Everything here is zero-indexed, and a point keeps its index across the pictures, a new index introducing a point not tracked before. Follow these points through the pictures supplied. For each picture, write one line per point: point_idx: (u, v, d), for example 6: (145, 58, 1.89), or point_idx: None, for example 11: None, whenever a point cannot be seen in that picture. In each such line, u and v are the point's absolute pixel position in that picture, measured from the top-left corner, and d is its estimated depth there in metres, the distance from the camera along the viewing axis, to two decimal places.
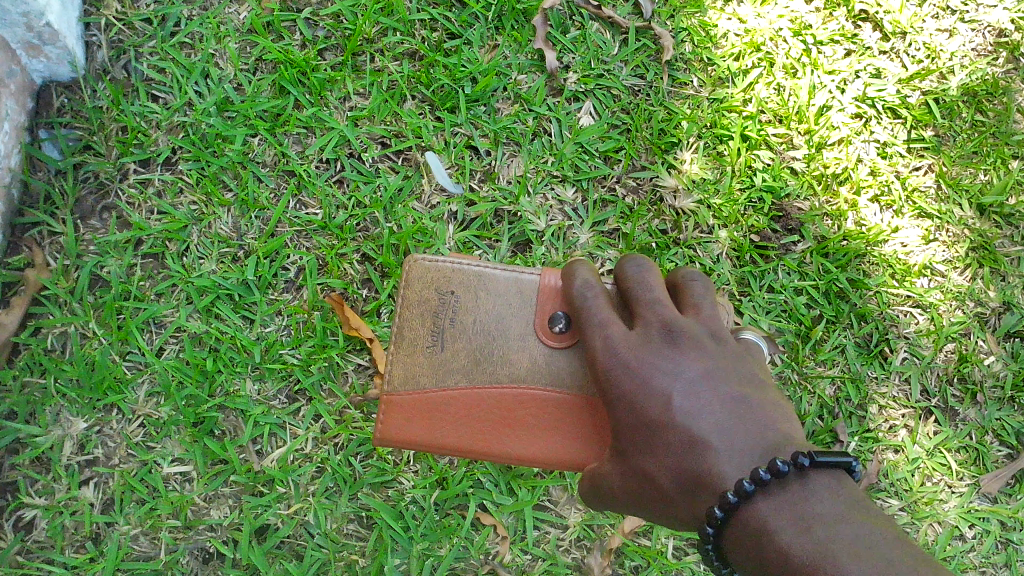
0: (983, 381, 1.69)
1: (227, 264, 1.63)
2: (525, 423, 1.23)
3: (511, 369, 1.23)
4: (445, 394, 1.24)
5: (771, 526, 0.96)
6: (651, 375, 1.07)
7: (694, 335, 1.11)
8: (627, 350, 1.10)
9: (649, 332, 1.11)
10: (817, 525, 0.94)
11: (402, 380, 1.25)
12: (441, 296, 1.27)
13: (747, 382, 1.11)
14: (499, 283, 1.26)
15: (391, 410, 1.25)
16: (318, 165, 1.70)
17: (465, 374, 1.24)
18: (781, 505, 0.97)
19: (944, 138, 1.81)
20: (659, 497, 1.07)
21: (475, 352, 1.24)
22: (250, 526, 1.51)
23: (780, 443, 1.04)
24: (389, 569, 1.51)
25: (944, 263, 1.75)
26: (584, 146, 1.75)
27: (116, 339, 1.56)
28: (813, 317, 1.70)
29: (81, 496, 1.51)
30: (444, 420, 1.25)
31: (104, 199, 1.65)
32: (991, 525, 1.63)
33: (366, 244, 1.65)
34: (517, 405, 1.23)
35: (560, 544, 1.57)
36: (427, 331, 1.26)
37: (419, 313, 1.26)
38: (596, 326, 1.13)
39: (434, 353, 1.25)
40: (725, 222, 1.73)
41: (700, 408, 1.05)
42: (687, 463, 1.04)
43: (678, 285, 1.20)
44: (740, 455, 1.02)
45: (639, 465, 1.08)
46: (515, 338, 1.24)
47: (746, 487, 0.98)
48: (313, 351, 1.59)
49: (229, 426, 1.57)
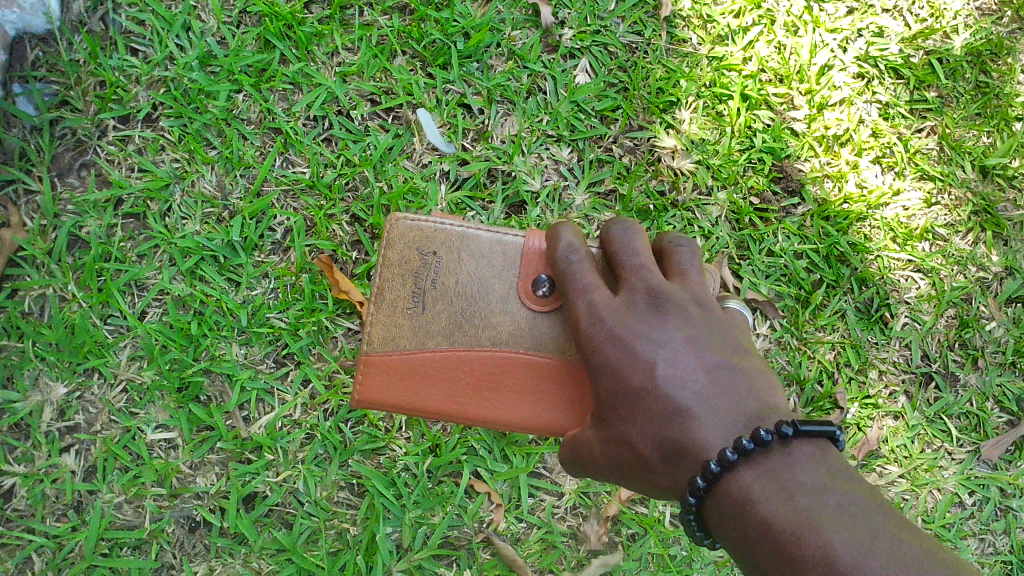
0: (984, 347, 1.67)
1: (212, 224, 1.57)
2: (508, 388, 1.18)
3: (493, 333, 1.17)
4: (426, 356, 1.18)
5: (754, 496, 0.92)
6: (636, 342, 1.02)
7: (681, 301, 1.06)
8: (610, 316, 1.05)
9: (633, 298, 1.05)
10: (799, 495, 0.90)
11: (381, 341, 1.19)
12: (423, 256, 1.20)
13: (734, 349, 1.06)
14: (483, 244, 1.20)
15: (369, 370, 1.19)
16: (305, 122, 1.64)
17: (446, 337, 1.18)
18: (764, 473, 0.93)
19: (948, 99, 1.76)
20: (640, 466, 1.02)
21: (456, 315, 1.18)
22: (238, 494, 1.47)
23: (764, 413, 0.99)
24: (381, 538, 1.48)
25: (946, 227, 1.71)
26: (579, 105, 1.69)
27: (97, 302, 1.51)
28: (813, 281, 1.66)
29: (62, 464, 1.46)
30: (424, 382, 1.19)
31: (82, 156, 1.58)
32: (990, 492, 1.62)
33: (356, 205, 1.60)
34: (498, 369, 1.17)
35: (556, 512, 1.53)
36: (408, 291, 1.19)
37: (399, 273, 1.19)
38: (579, 291, 1.08)
39: (414, 314, 1.19)
40: (724, 183, 1.68)
41: (687, 375, 1.00)
42: (671, 432, 0.98)
43: (663, 250, 1.15)
44: (722, 422, 0.97)
45: (620, 433, 1.02)
46: (497, 300, 1.18)
47: (729, 456, 0.93)
48: (301, 315, 1.54)
49: (215, 392, 1.52)
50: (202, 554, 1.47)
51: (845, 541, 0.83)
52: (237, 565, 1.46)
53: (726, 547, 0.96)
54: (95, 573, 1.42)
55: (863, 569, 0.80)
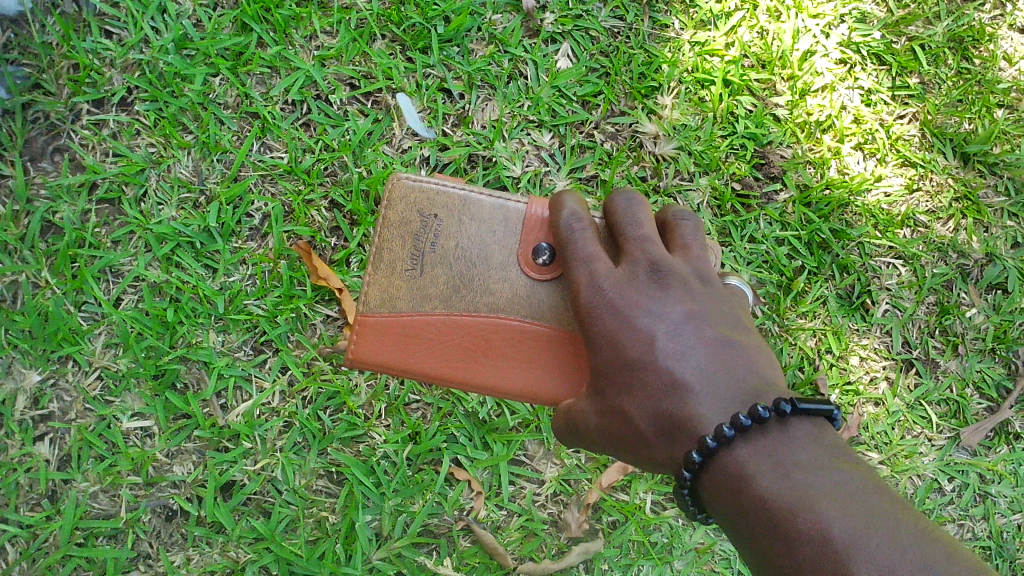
0: (964, 334, 1.67)
1: (188, 210, 1.55)
2: (503, 355, 1.17)
3: (490, 300, 1.16)
4: (422, 319, 1.17)
5: (749, 472, 0.91)
6: (636, 314, 1.01)
7: (683, 276, 1.05)
8: (612, 287, 1.03)
9: (636, 269, 1.04)
10: (796, 471, 0.89)
11: (378, 302, 1.18)
12: (423, 218, 1.17)
13: (733, 324, 1.05)
14: (485, 209, 1.17)
15: (364, 331, 1.18)
16: (283, 106, 1.62)
17: (443, 302, 1.16)
18: (760, 450, 0.92)
19: (929, 85, 1.76)
20: (636, 437, 1.01)
21: (454, 279, 1.16)
22: (215, 482, 1.45)
23: (762, 389, 0.98)
24: (360, 526, 1.46)
25: (927, 214, 1.71)
26: (561, 90, 1.68)
27: (71, 288, 1.48)
28: (794, 268, 1.66)
29: (36, 453, 1.44)
30: (419, 345, 1.18)
31: (56, 140, 1.56)
32: (970, 478, 1.62)
33: (335, 190, 1.58)
34: (494, 337, 1.16)
35: (536, 500, 1.53)
36: (407, 253, 1.17)
37: (398, 234, 1.17)
38: (581, 260, 1.06)
39: (412, 276, 1.17)
40: (706, 169, 1.67)
41: (686, 349, 0.99)
42: (667, 404, 0.98)
43: (666, 224, 1.14)
44: (721, 398, 0.96)
45: (616, 404, 1.01)
46: (496, 268, 1.16)
47: (725, 432, 0.92)
48: (279, 302, 1.52)
49: (191, 379, 1.50)
50: (179, 543, 1.45)
51: (840, 519, 0.83)
52: (214, 554, 1.44)
53: (719, 523, 0.95)
54: (70, 563, 1.40)
55: (858, 546, 0.80)
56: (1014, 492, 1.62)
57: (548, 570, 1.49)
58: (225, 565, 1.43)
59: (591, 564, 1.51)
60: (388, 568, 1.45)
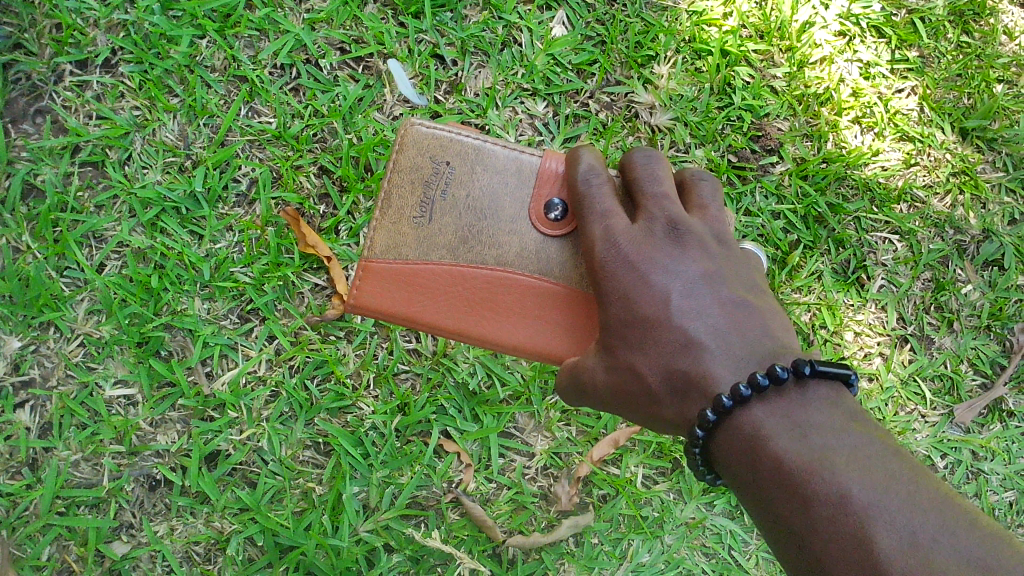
0: (960, 310, 1.66)
1: (174, 174, 1.52)
2: (508, 310, 1.15)
3: (499, 254, 1.13)
4: (428, 269, 1.14)
5: (766, 432, 0.90)
6: (652, 271, 0.98)
7: (701, 236, 1.02)
8: (628, 243, 1.00)
9: (653, 227, 1.01)
10: (813, 433, 0.88)
11: (385, 248, 1.15)
12: (435, 165, 1.14)
13: (749, 287, 1.03)
14: (499, 161, 1.14)
15: (369, 276, 1.15)
16: (272, 70, 1.59)
17: (450, 252, 1.14)
18: (778, 411, 0.91)
19: (928, 59, 1.74)
20: (645, 393, 0.99)
21: (463, 231, 1.14)
22: (200, 452, 1.42)
23: (777, 351, 0.97)
24: (347, 498, 1.43)
25: (924, 190, 1.69)
26: (556, 58, 1.65)
27: (53, 253, 1.45)
28: (790, 242, 1.63)
29: (16, 420, 1.41)
30: (422, 295, 1.16)
31: (37, 102, 1.52)
32: (963, 455, 1.61)
33: (324, 156, 1.55)
34: (500, 292, 1.14)
35: (526, 473, 1.51)
36: (416, 200, 1.14)
37: (409, 181, 1.14)
38: (598, 215, 1.03)
39: (421, 225, 1.14)
40: (702, 140, 1.65)
41: (702, 308, 0.97)
42: (679, 362, 0.96)
43: (684, 184, 1.11)
44: (734, 357, 0.95)
45: (625, 360, 0.99)
46: (506, 222, 1.14)
47: (742, 391, 0.90)
48: (267, 269, 1.49)
49: (176, 347, 1.47)
50: (163, 513, 1.42)
51: (860, 481, 0.82)
52: (198, 524, 1.42)
53: (731, 483, 0.94)
54: (51, 532, 1.38)
55: (879, 508, 0.79)
56: (1007, 469, 1.61)
57: (538, 544, 1.46)
58: (210, 535, 1.41)
59: (580, 538, 1.49)
60: (375, 539, 1.43)
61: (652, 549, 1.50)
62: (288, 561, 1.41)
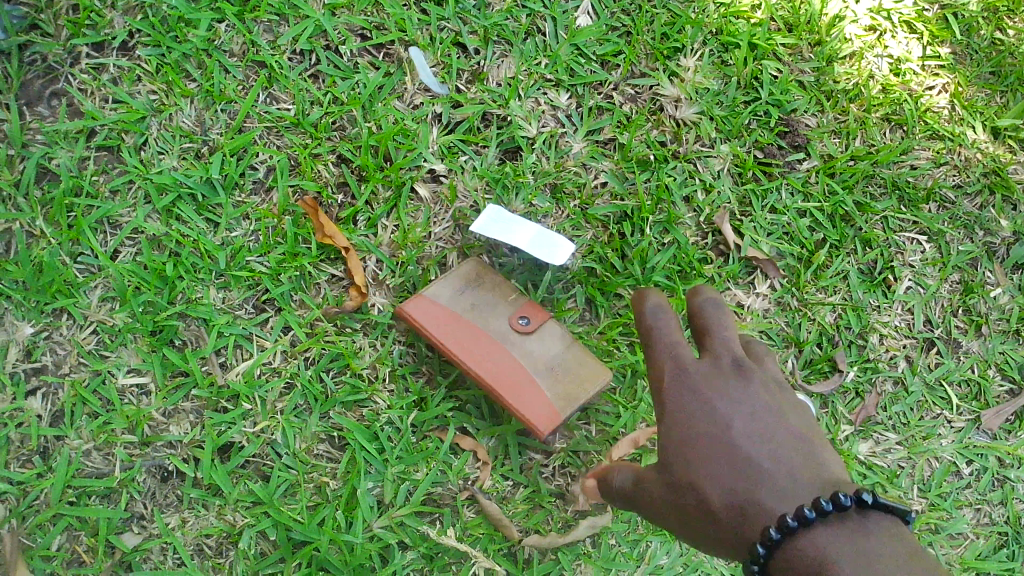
0: (988, 314, 1.62)
1: (190, 160, 1.49)
2: (524, 368, 1.38)
3: (499, 326, 1.41)
4: (460, 330, 1.38)
5: (830, 556, 0.85)
6: (719, 400, 1.02)
7: (764, 377, 1.06)
8: (697, 374, 1.04)
9: (721, 363, 1.05)
10: (878, 562, 0.83)
11: (426, 312, 1.38)
12: (455, 335, 1.38)
13: (807, 427, 1.03)
14: (491, 305, 1.43)
15: (419, 331, 1.37)
16: (292, 56, 1.56)
17: (472, 322, 1.40)
18: (841, 537, 0.86)
19: (961, 56, 1.71)
20: (703, 512, 0.96)
21: (477, 336, 1.38)
22: (213, 443, 1.40)
23: (839, 481, 0.95)
24: (362, 493, 1.41)
25: (954, 190, 1.65)
26: (580, 49, 1.62)
27: (67, 239, 1.43)
28: (816, 240, 1.60)
29: (28, 408, 1.38)
30: (459, 345, 1.37)
31: (53, 84, 1.49)
32: (989, 461, 1.56)
33: (343, 145, 1.53)
34: (516, 357, 1.39)
35: (544, 471, 1.48)
36: (438, 294, 1.41)
37: (433, 291, 1.41)
38: (667, 346, 1.09)
39: (447, 305, 1.40)
40: (728, 136, 1.62)
41: (765, 431, 0.99)
42: (741, 494, 0.94)
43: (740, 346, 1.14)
44: (800, 477, 0.94)
45: (691, 476, 0.98)
46: (494, 317, 1.42)
47: (806, 514, 0.87)
48: (283, 259, 1.47)
49: (190, 336, 1.44)
50: (174, 505, 1.40)
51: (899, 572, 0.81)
52: (210, 517, 1.39)
53: None
54: (61, 523, 1.35)
55: None
56: None
57: (555, 544, 1.43)
58: (222, 528, 1.38)
59: (597, 539, 1.46)
60: (390, 536, 1.40)
61: (670, 551, 1.47)
62: (300, 556, 1.37)
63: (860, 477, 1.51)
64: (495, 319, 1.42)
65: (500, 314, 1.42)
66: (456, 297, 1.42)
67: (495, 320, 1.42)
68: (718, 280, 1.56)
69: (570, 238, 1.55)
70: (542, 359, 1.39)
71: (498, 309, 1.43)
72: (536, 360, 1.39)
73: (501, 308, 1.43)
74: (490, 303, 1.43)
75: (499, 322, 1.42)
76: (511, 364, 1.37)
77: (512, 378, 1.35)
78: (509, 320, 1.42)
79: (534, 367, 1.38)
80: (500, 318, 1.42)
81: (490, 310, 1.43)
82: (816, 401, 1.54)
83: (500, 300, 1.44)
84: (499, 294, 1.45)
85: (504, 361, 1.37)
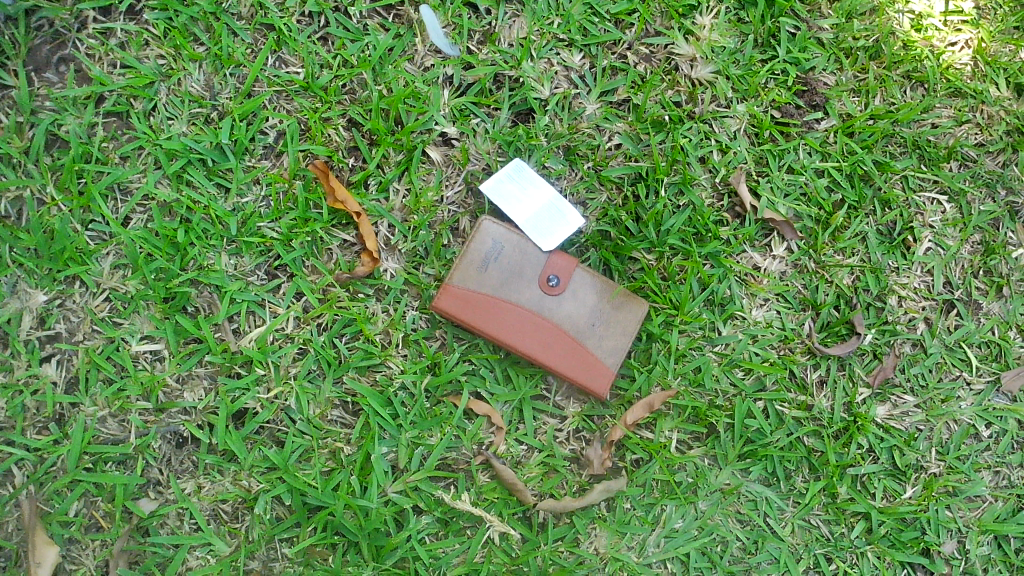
0: (1010, 275, 1.59)
1: (200, 126, 1.48)
2: (555, 334, 1.42)
3: (533, 296, 1.43)
4: (496, 305, 1.41)
5: None
6: None
7: None
8: None
9: None
10: None
11: (460, 290, 1.40)
12: (485, 310, 1.40)
13: None
14: (522, 269, 1.43)
15: (451, 308, 1.40)
16: (300, 18, 1.54)
17: (504, 294, 1.42)
18: None
19: (985, 10, 1.66)
20: None
21: (515, 310, 1.41)
22: (228, 409, 1.40)
23: None
24: (376, 459, 1.41)
25: (975, 148, 1.61)
26: (593, 7, 1.58)
27: (77, 206, 1.42)
28: (835, 201, 1.58)
29: (43, 375, 1.39)
30: (492, 320, 1.40)
31: (61, 50, 1.48)
32: (1008, 424, 1.55)
33: (353, 108, 1.51)
34: (550, 327, 1.42)
35: (559, 435, 1.48)
36: (472, 269, 1.41)
37: (466, 266, 1.41)
38: None
39: (481, 280, 1.41)
40: (744, 95, 1.59)
41: None
42: None
43: None
44: None
45: None
46: (529, 286, 1.43)
47: None
48: (294, 225, 1.46)
49: (203, 303, 1.44)
50: (190, 471, 1.40)
51: None
52: (225, 483, 1.40)
53: None
54: (78, 488, 1.36)
55: None
56: None
57: (569, 509, 1.43)
58: (237, 494, 1.39)
59: (612, 503, 1.46)
60: (404, 501, 1.41)
61: (685, 515, 1.47)
62: (315, 521, 1.39)
63: (876, 441, 1.52)
64: (526, 286, 1.43)
65: (528, 278, 1.43)
66: (484, 271, 1.41)
67: (527, 288, 1.43)
68: (733, 243, 1.54)
69: (584, 201, 1.54)
70: (578, 317, 1.44)
71: (525, 272, 1.43)
72: (574, 320, 1.44)
73: (529, 270, 1.43)
74: (517, 269, 1.43)
75: (531, 289, 1.43)
76: (552, 332, 1.42)
77: (554, 346, 1.42)
78: (539, 282, 1.43)
79: (575, 327, 1.43)
80: (530, 283, 1.43)
81: (519, 276, 1.43)
82: (832, 362, 1.53)
83: (524, 262, 1.43)
84: (522, 257, 1.43)
85: (544, 331, 1.42)
